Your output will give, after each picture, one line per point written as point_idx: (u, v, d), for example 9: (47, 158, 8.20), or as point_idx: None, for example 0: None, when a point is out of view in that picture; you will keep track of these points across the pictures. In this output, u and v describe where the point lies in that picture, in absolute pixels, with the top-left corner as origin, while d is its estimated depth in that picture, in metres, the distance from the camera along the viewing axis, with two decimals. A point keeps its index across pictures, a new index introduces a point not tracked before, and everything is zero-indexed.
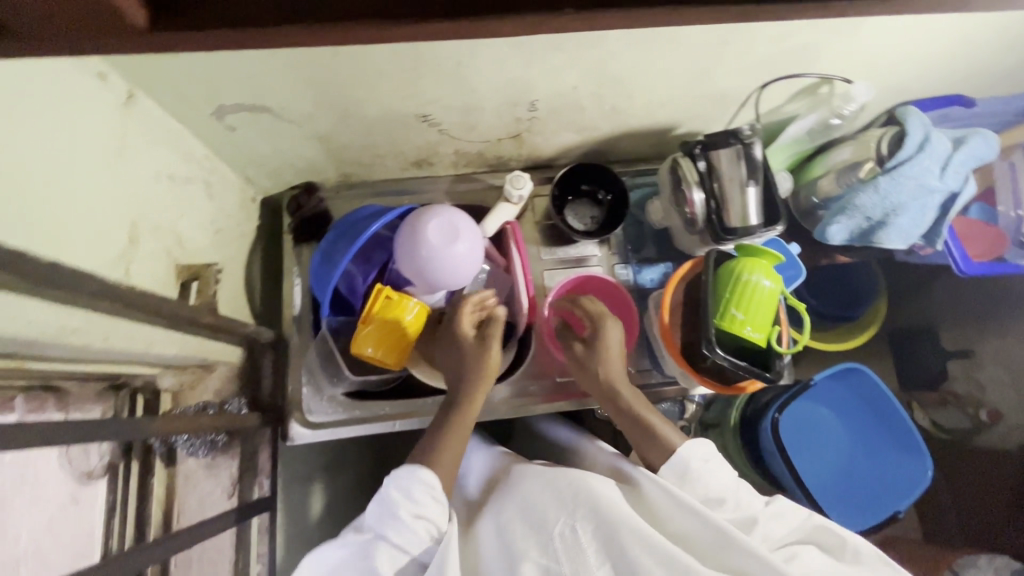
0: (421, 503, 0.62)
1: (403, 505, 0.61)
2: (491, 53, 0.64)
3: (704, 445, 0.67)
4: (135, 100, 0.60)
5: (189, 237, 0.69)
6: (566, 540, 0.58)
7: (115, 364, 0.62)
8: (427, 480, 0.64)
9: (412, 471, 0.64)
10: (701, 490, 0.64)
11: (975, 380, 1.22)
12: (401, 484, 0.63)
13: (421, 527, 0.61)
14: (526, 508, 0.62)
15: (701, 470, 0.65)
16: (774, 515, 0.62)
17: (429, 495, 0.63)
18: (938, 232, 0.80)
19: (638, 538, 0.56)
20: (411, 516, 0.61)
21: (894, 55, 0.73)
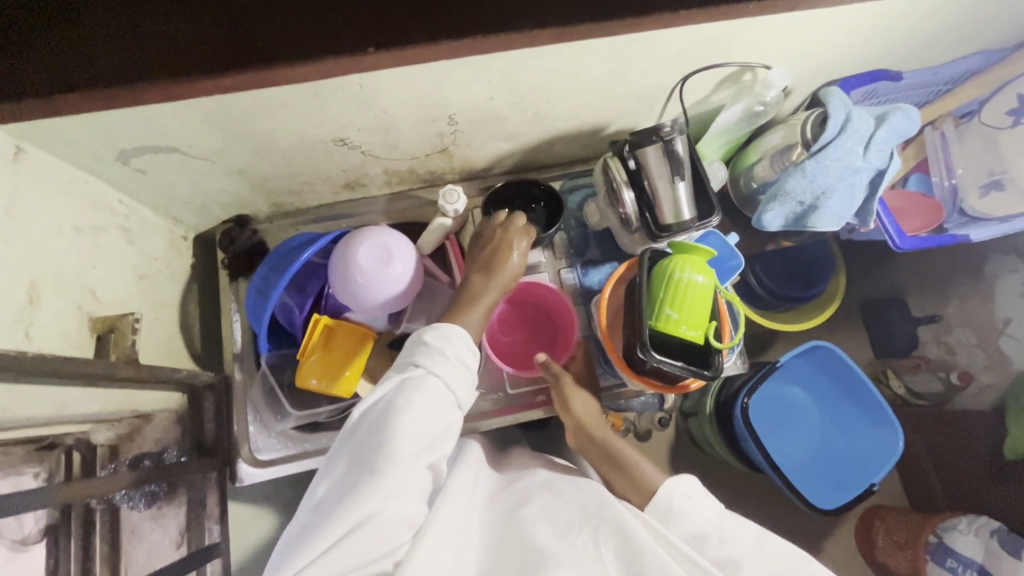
0: (455, 350, 0.61)
1: (438, 348, 0.60)
2: (392, 73, 0.62)
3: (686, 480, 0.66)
4: (24, 155, 0.58)
5: (103, 288, 0.67)
6: (589, 556, 0.55)
7: (35, 427, 0.60)
8: (463, 336, 0.63)
9: (449, 326, 0.62)
10: (686, 526, 0.62)
11: (945, 344, 1.20)
12: (436, 332, 0.62)
13: (459, 368, 0.61)
14: (549, 514, 0.59)
15: (687, 507, 0.63)
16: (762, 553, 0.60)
17: (460, 344, 0.62)
18: (869, 211, 0.80)
19: (658, 565, 0.54)
20: (449, 358, 0.60)
21: (806, 38, 0.73)
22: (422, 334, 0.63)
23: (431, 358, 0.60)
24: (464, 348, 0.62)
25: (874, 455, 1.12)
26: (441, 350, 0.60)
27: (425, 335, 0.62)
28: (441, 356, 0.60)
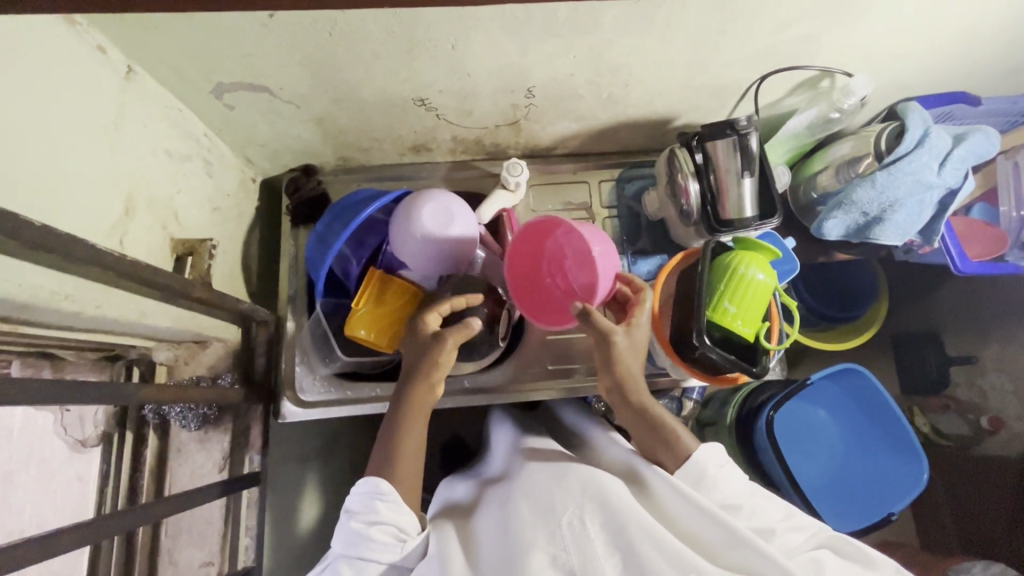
0: (372, 511, 0.63)
1: (356, 518, 0.63)
2: (485, 36, 0.64)
3: (715, 449, 0.65)
4: (134, 76, 0.62)
5: (184, 213, 0.70)
6: (574, 534, 0.56)
7: (112, 334, 0.63)
8: (376, 483, 0.64)
9: (363, 483, 0.65)
10: (717, 494, 0.63)
11: (977, 387, 1.15)
12: (355, 501, 0.64)
13: (377, 533, 0.61)
14: (531, 497, 0.61)
15: (717, 475, 0.63)
16: (793, 526, 0.61)
17: (376, 501, 0.63)
18: (935, 230, 0.79)
19: (646, 534, 0.55)
20: (365, 526, 0.62)
21: (895, 48, 0.72)
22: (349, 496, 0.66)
23: (346, 527, 0.63)
24: (384, 510, 0.63)
25: (895, 483, 1.08)
26: (357, 520, 0.62)
27: (349, 498, 0.65)
28: (357, 515, 0.63)
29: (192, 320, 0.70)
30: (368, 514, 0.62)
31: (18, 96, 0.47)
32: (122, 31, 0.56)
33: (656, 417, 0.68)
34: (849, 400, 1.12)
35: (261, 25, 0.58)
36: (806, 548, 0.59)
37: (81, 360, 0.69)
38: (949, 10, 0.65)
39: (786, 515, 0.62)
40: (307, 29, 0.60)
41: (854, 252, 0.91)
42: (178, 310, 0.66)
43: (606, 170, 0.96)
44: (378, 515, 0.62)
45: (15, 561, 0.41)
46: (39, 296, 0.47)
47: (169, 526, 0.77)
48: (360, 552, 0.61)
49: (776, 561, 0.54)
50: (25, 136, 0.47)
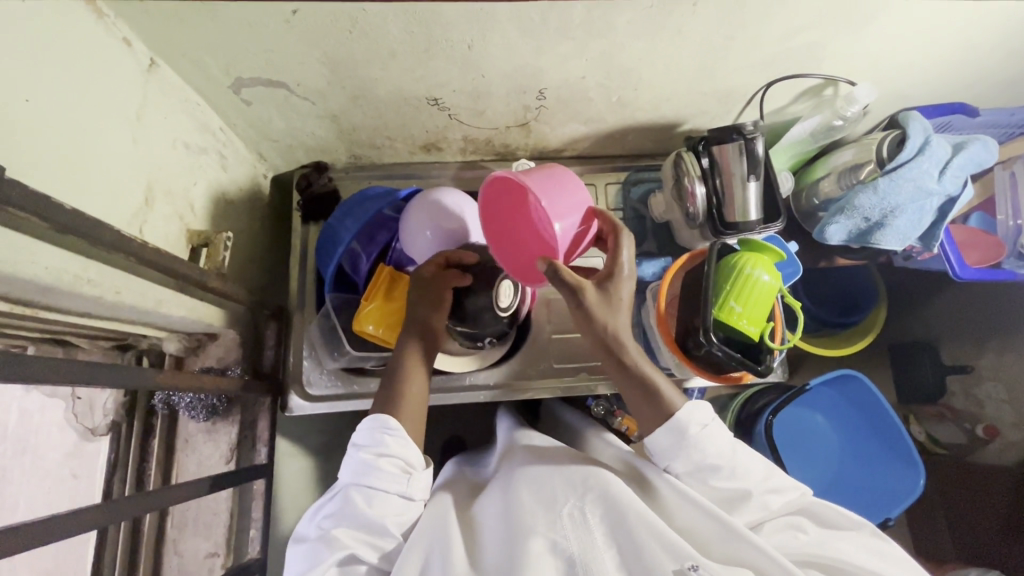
0: (381, 444, 0.63)
1: (364, 450, 0.63)
2: (501, 37, 0.65)
3: (703, 408, 0.64)
4: (156, 69, 0.63)
5: (200, 206, 0.71)
6: (575, 525, 0.56)
7: (127, 323, 0.64)
8: (384, 419, 0.65)
9: (370, 418, 0.65)
10: (697, 455, 0.62)
11: (974, 397, 1.16)
12: (362, 435, 0.65)
13: (384, 464, 0.62)
14: (530, 489, 0.61)
15: (699, 437, 0.62)
16: (773, 489, 0.63)
17: (385, 436, 0.64)
18: (935, 236, 0.81)
19: (644, 524, 0.54)
20: (373, 458, 0.62)
21: (898, 57, 0.74)
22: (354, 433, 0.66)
23: (354, 461, 0.63)
24: (392, 444, 0.63)
25: (891, 488, 1.09)
26: (366, 451, 0.63)
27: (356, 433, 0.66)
28: (365, 452, 0.63)
29: (204, 311, 0.70)
30: (376, 448, 0.63)
31: (49, 86, 0.48)
32: (147, 24, 0.58)
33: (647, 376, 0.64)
34: (847, 405, 1.13)
35: (283, 22, 0.60)
36: (782, 511, 0.62)
37: (95, 348, 0.70)
38: (950, 22, 0.68)
39: (766, 475, 0.64)
40: (327, 26, 0.61)
41: (854, 257, 0.93)
42: (192, 300, 0.66)
43: (613, 173, 0.98)
44: (387, 449, 0.63)
45: (39, 537, 0.42)
46: (62, 280, 0.48)
47: (175, 516, 0.78)
48: (369, 482, 0.61)
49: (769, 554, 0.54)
50: (52, 123, 0.48)
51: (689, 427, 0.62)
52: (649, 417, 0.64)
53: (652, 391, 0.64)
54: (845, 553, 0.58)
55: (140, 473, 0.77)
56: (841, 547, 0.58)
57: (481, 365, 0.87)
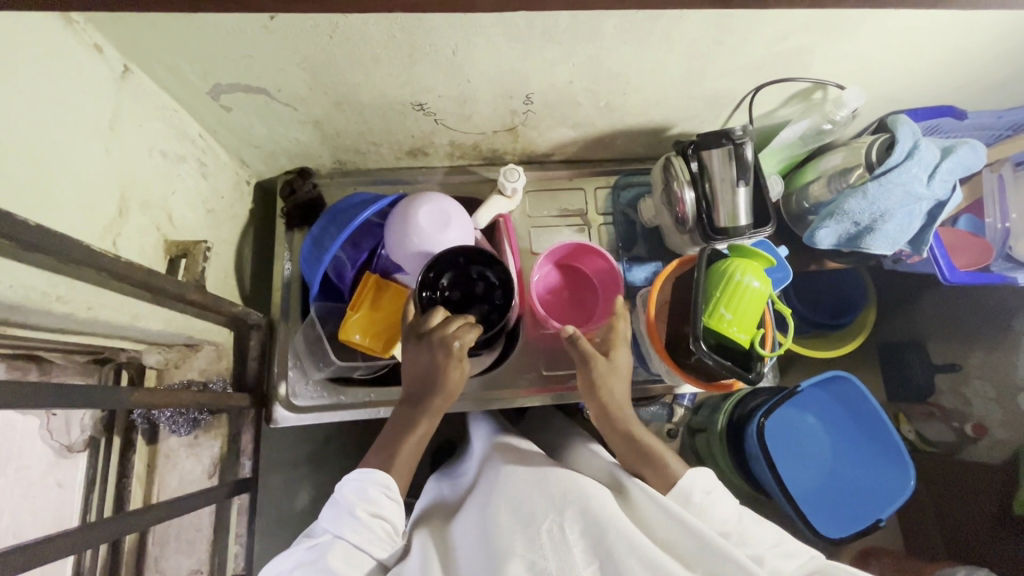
0: (377, 501, 0.61)
1: (359, 506, 0.60)
2: (485, 42, 0.64)
3: (706, 474, 0.64)
4: (130, 75, 0.61)
5: (179, 215, 0.69)
6: (553, 544, 0.55)
7: (102, 337, 0.62)
8: (384, 478, 0.63)
9: (367, 472, 0.63)
10: (702, 519, 0.61)
11: (961, 394, 1.17)
12: (356, 486, 0.62)
13: (377, 526, 0.60)
14: (508, 505, 0.59)
15: (702, 503, 0.62)
16: (783, 551, 0.58)
17: (383, 494, 0.62)
18: (923, 240, 0.81)
19: (623, 541, 0.53)
20: (367, 515, 0.60)
21: (887, 60, 0.74)
22: (342, 487, 0.63)
23: (341, 518, 0.59)
24: (388, 506, 0.62)
25: (882, 490, 1.08)
26: (360, 506, 0.60)
27: (345, 486, 0.62)
28: (359, 508, 0.60)
29: (184, 323, 0.68)
30: (369, 501, 0.61)
31: (14, 95, 0.46)
32: (120, 30, 0.56)
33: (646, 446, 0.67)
34: (840, 409, 1.12)
35: (262, 27, 0.58)
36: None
37: (70, 363, 0.67)
38: (937, 27, 0.67)
39: (776, 541, 0.59)
40: (309, 31, 0.60)
41: (843, 260, 0.92)
42: (170, 313, 0.64)
43: (602, 177, 0.97)
44: (381, 506, 0.61)
45: (9, 568, 0.40)
46: (31, 297, 0.46)
47: (156, 533, 0.76)
48: (355, 532, 0.58)
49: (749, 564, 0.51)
50: (20, 134, 0.46)
51: (692, 492, 0.62)
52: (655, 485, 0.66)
53: (657, 457, 0.66)
54: None
55: (119, 491, 0.75)
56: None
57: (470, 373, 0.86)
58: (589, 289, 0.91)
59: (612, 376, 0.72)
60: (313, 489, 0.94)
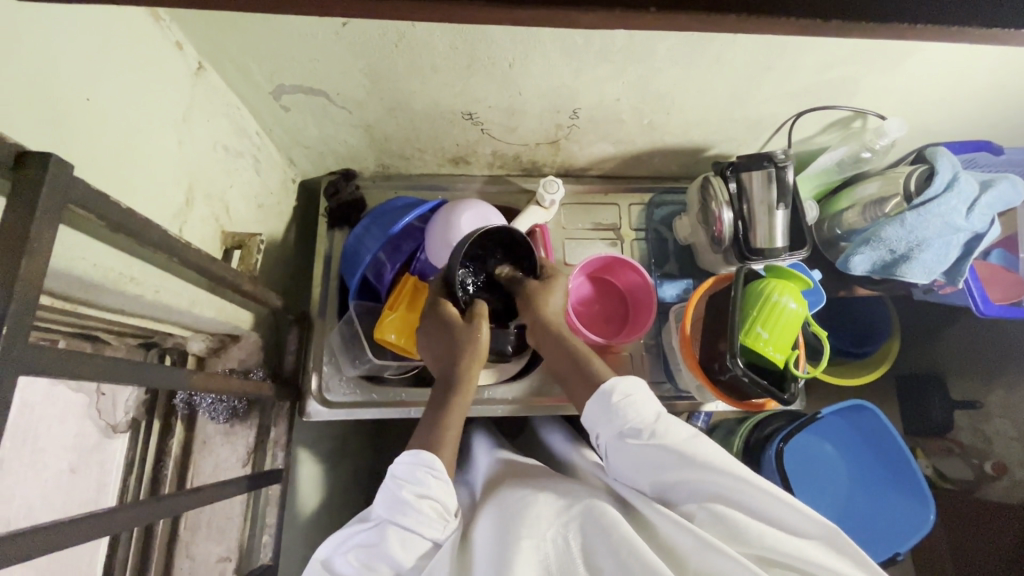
0: (423, 483, 0.58)
1: (405, 488, 0.58)
2: (542, 57, 0.67)
3: (630, 380, 0.64)
4: (203, 73, 0.64)
5: (235, 209, 0.72)
6: (557, 551, 0.53)
7: (157, 321, 0.64)
8: (431, 460, 0.60)
9: (413, 454, 0.60)
10: (619, 421, 0.62)
11: (981, 433, 1.14)
12: (404, 470, 0.59)
13: (425, 506, 0.57)
14: (513, 508, 0.58)
15: (622, 405, 0.62)
16: (694, 449, 0.57)
17: (429, 476, 0.59)
18: (959, 271, 0.82)
19: (625, 544, 0.50)
20: (414, 497, 0.57)
21: (929, 92, 0.75)
22: (389, 470, 0.61)
23: (388, 503, 0.57)
24: (435, 486, 0.58)
25: (901, 523, 1.06)
26: (407, 488, 0.57)
27: (395, 467, 0.60)
28: (405, 491, 0.57)
29: (231, 313, 0.70)
30: (416, 484, 0.58)
31: (110, 86, 0.49)
32: (200, 29, 0.59)
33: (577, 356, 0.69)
34: (858, 438, 1.10)
35: (333, 33, 0.61)
36: (713, 487, 0.55)
37: (122, 345, 0.70)
38: (981, 63, 0.69)
39: (693, 438, 0.58)
40: (377, 40, 0.62)
41: (875, 287, 0.93)
42: (222, 302, 0.67)
43: (636, 194, 0.99)
44: (429, 488, 0.58)
45: (83, 534, 0.42)
46: (109, 277, 0.48)
47: (188, 518, 0.78)
48: (404, 516, 0.56)
49: (724, 551, 0.49)
50: (109, 122, 0.49)
51: (613, 394, 0.63)
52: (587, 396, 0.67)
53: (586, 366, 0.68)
54: (786, 541, 0.51)
55: (156, 473, 0.77)
56: (783, 538, 0.51)
57: (497, 379, 0.86)
58: (617, 300, 0.93)
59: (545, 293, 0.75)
60: (333, 486, 0.95)
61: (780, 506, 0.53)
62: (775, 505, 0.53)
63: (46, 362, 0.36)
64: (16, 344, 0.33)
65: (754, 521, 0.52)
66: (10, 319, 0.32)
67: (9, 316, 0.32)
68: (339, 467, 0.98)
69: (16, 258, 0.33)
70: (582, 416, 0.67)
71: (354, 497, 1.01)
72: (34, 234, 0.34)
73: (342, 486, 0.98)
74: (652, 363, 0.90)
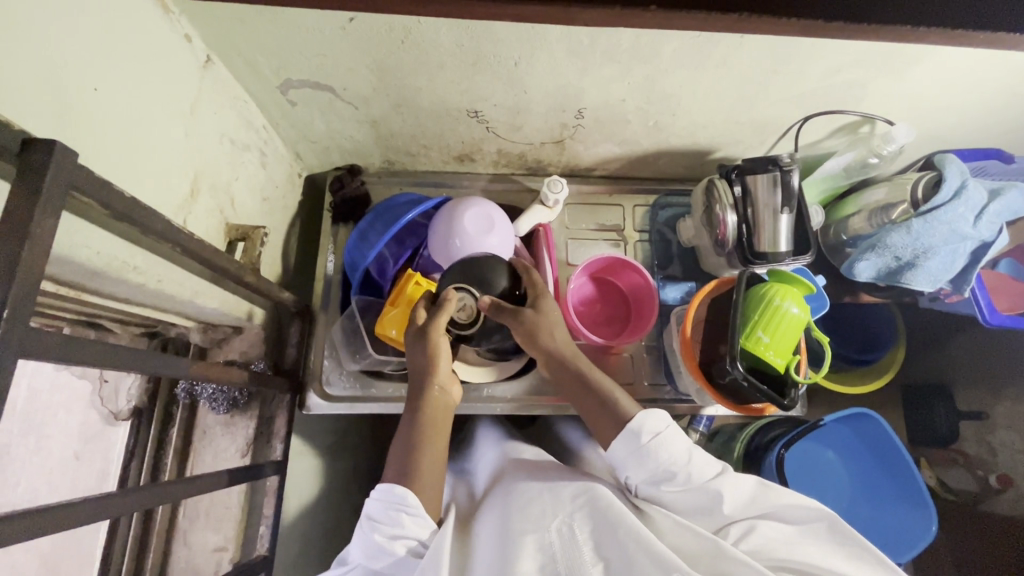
0: (394, 522, 0.58)
1: (379, 530, 0.58)
2: (547, 56, 0.67)
3: (657, 415, 0.60)
4: (211, 66, 0.64)
5: (239, 201, 0.72)
6: (561, 540, 0.53)
7: (161, 310, 0.65)
8: (401, 495, 0.59)
9: (387, 491, 0.59)
10: (651, 463, 0.59)
11: (988, 444, 1.13)
12: (376, 506, 0.59)
13: (399, 547, 0.57)
14: (518, 501, 0.58)
15: (653, 444, 0.59)
16: (729, 484, 0.57)
17: (401, 512, 0.58)
18: (966, 280, 0.81)
19: (631, 539, 0.50)
20: (385, 538, 0.57)
21: (938, 99, 0.75)
22: (369, 502, 0.61)
23: (362, 545, 0.58)
24: (408, 524, 0.58)
25: (901, 533, 1.04)
26: (380, 531, 0.57)
27: (369, 501, 0.60)
28: (379, 531, 0.58)
29: (234, 303, 0.71)
30: (388, 524, 0.58)
31: (117, 77, 0.49)
32: (208, 21, 0.59)
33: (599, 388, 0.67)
34: (861, 446, 1.09)
35: (339, 28, 0.61)
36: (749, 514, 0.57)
37: (126, 333, 0.70)
38: (992, 68, 0.68)
39: (723, 472, 0.59)
40: (382, 35, 0.63)
41: (880, 294, 0.92)
42: (224, 293, 0.67)
43: (641, 195, 0.98)
44: (399, 527, 0.58)
45: (82, 515, 0.42)
46: (111, 265, 0.49)
47: (187, 506, 0.79)
48: (375, 559, 0.57)
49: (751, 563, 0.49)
50: (117, 112, 0.50)
51: (641, 434, 0.59)
52: (610, 432, 0.64)
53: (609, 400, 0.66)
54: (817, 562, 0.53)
55: (157, 461, 0.78)
56: (817, 558, 0.54)
57: (496, 378, 0.86)
58: (619, 300, 0.93)
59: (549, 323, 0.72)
60: (332, 479, 0.96)
61: (807, 530, 0.56)
62: (805, 529, 0.56)
63: (47, 347, 0.36)
64: (18, 329, 0.34)
65: (786, 539, 0.55)
66: (13, 305, 0.33)
67: (13, 301, 0.33)
68: (338, 461, 0.98)
69: (18, 241, 0.33)
70: (607, 454, 0.62)
71: (350, 492, 1.01)
72: (37, 221, 0.34)
73: (340, 480, 0.98)
74: (652, 365, 0.90)
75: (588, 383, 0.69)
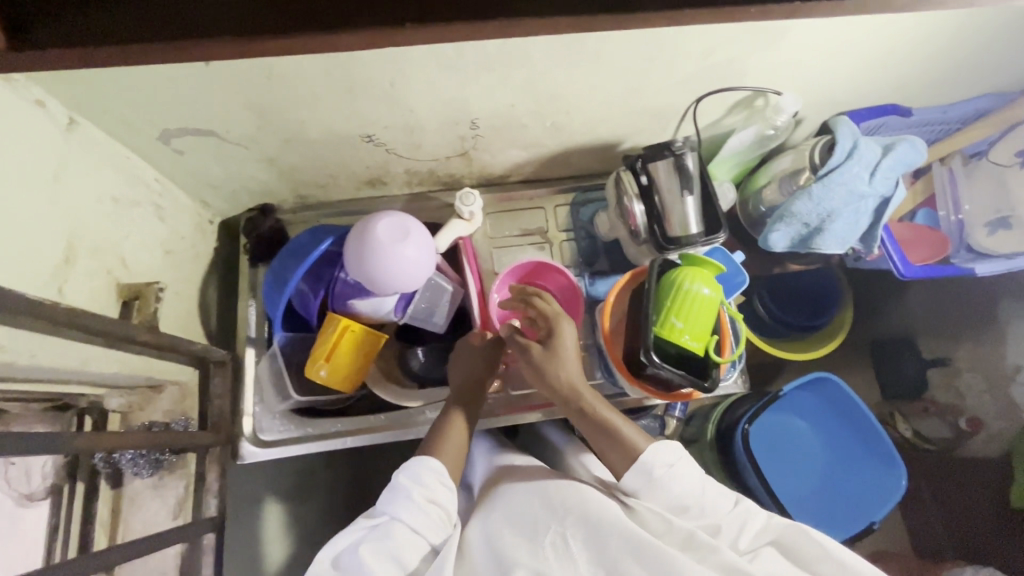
0: (432, 488, 0.63)
1: (416, 490, 0.62)
2: (423, 75, 0.67)
3: (670, 447, 0.67)
4: (76, 126, 0.63)
5: (133, 259, 0.71)
6: (556, 551, 0.58)
7: (55, 382, 0.63)
8: (439, 467, 0.66)
9: (421, 458, 0.66)
10: (664, 493, 0.65)
11: (955, 388, 1.15)
12: (413, 472, 0.64)
13: (433, 509, 0.62)
14: (517, 518, 0.63)
15: (665, 476, 0.65)
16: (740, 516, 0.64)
17: (436, 480, 0.64)
18: (873, 236, 0.82)
19: (620, 544, 0.57)
20: (424, 499, 0.62)
21: (818, 65, 0.75)
22: (394, 475, 0.65)
23: (398, 504, 0.61)
24: (438, 488, 0.64)
25: (876, 491, 1.04)
26: (418, 490, 0.62)
27: (398, 474, 0.64)
28: (412, 498, 0.62)
29: (138, 364, 0.69)
30: (424, 486, 0.63)
31: None
32: (59, 83, 0.58)
33: (604, 422, 0.68)
34: (829, 411, 1.09)
35: (199, 74, 0.60)
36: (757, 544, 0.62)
37: (30, 411, 0.67)
38: (861, 29, 0.69)
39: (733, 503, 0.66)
40: (250, 74, 0.62)
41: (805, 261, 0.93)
42: (123, 355, 0.66)
43: (561, 194, 0.98)
44: (435, 491, 0.63)
45: None
46: None
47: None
48: (409, 515, 0.60)
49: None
50: None
51: (653, 468, 0.65)
52: (618, 462, 0.68)
53: (613, 434, 0.68)
54: None
55: (84, 535, 0.75)
56: None
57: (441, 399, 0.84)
58: None
59: (555, 361, 0.70)
60: None
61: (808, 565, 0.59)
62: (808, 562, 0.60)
63: None
64: None
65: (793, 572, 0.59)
66: None
67: None
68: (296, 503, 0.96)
69: None
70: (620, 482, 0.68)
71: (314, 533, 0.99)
72: None
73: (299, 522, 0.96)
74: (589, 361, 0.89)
75: (596, 417, 0.69)
